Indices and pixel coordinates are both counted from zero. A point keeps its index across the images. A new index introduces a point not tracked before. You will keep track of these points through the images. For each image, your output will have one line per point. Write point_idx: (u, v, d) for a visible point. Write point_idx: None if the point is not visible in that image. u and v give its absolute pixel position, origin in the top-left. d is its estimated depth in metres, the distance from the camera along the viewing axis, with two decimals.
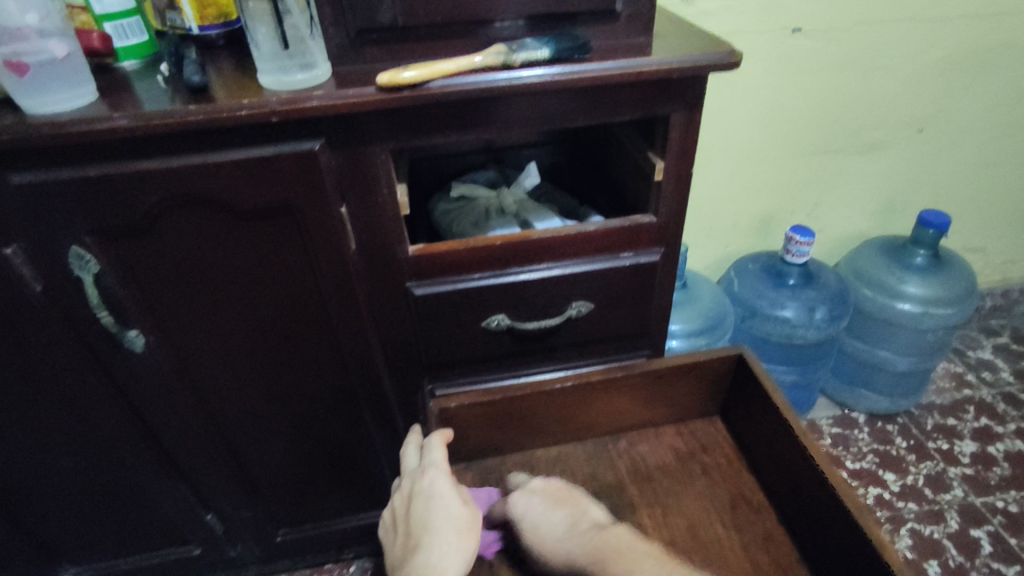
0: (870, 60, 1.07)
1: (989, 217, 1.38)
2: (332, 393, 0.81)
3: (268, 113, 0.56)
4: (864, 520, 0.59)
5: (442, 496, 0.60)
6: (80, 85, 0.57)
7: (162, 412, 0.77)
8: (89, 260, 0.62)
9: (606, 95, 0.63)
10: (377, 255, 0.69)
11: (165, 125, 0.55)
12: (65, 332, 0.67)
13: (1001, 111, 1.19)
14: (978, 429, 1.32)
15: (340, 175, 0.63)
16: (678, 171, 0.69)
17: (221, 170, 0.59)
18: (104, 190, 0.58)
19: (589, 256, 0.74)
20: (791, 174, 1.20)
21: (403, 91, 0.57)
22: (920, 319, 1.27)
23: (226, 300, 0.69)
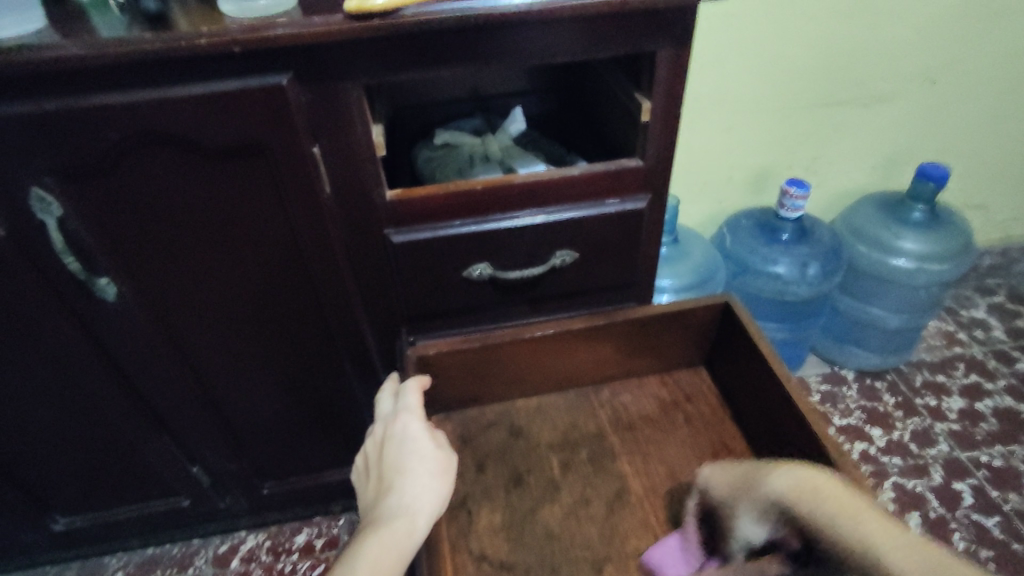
0: (875, 2, 1.02)
1: (991, 172, 1.34)
2: (314, 344, 0.80)
3: (230, 42, 0.53)
4: (844, 466, 0.59)
5: (415, 439, 0.60)
6: (28, 12, 0.54)
7: (141, 363, 0.76)
8: (51, 203, 0.60)
9: (590, 28, 0.59)
10: (353, 200, 0.67)
11: (120, 55, 0.52)
12: (32, 278, 0.65)
13: (1009, 59, 1.15)
14: (967, 385, 1.33)
15: (311, 112, 0.60)
16: (667, 111, 0.66)
17: (183, 106, 0.56)
18: (61, 127, 0.55)
19: (572, 202, 0.72)
20: (789, 125, 1.17)
21: (374, 19, 0.54)
22: (913, 276, 1.25)
23: (197, 246, 0.67)
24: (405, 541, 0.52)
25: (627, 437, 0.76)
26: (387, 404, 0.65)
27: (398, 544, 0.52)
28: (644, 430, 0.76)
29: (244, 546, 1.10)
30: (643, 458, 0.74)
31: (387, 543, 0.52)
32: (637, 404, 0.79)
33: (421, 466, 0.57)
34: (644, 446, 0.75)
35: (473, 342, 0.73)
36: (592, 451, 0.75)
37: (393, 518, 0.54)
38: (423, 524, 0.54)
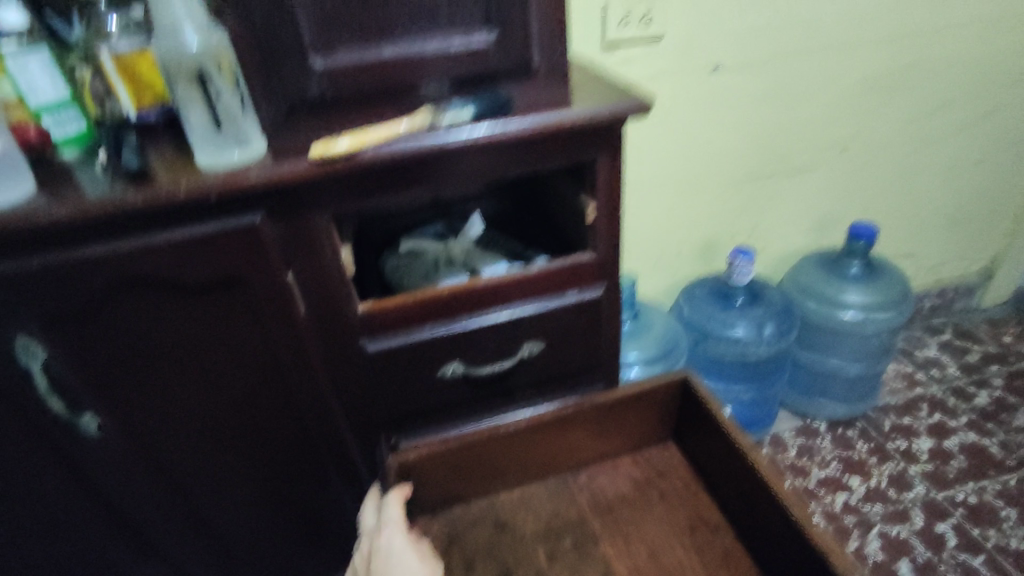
0: (786, 89, 1.15)
1: (916, 223, 1.46)
2: (296, 457, 0.81)
3: (207, 192, 0.58)
4: (810, 530, 0.63)
5: (400, 553, 0.61)
6: (18, 179, 0.59)
7: (121, 496, 0.76)
8: (36, 349, 0.62)
9: (533, 148, 0.67)
10: (328, 316, 0.71)
11: (106, 212, 0.57)
12: (12, 423, 0.66)
13: (911, 126, 1.29)
14: (933, 425, 1.38)
15: (284, 243, 0.65)
16: (609, 210, 0.73)
17: (164, 250, 0.60)
18: (50, 280, 0.59)
19: (534, 297, 0.77)
20: (728, 199, 1.27)
21: (337, 162, 0.59)
22: (862, 325, 1.34)
23: (179, 374, 0.69)
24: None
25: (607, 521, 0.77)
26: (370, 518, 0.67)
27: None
28: (622, 510, 0.79)
29: None
30: (625, 538, 0.76)
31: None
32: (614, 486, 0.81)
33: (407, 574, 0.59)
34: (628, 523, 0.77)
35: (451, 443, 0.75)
36: (576, 537, 0.76)
37: None
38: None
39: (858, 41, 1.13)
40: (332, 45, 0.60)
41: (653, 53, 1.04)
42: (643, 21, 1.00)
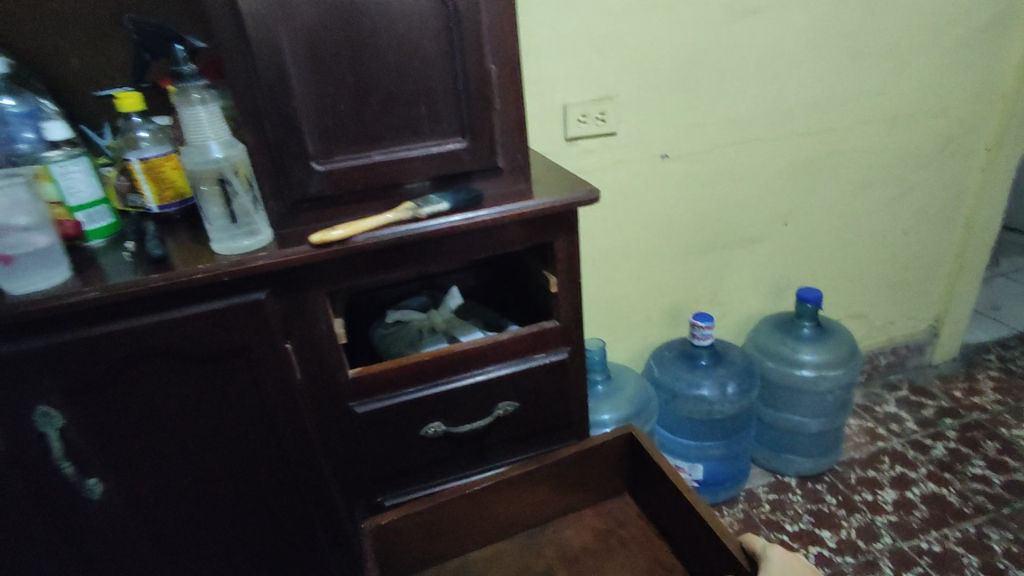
0: (729, 173, 1.31)
1: (861, 287, 1.60)
2: (285, 520, 0.86)
3: (221, 274, 0.68)
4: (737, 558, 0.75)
5: None
6: (57, 267, 0.68)
7: (117, 560, 0.80)
8: (54, 415, 0.69)
9: (501, 232, 0.78)
10: (320, 381, 0.79)
11: (130, 292, 0.66)
12: (22, 488, 0.71)
13: (844, 202, 1.45)
14: (895, 477, 1.45)
15: (284, 317, 0.74)
16: (570, 282, 0.84)
17: (178, 324, 0.69)
18: (74, 352, 0.67)
19: (506, 360, 0.86)
20: (687, 269, 1.40)
21: (333, 246, 0.70)
22: (817, 382, 1.44)
23: (181, 439, 0.76)
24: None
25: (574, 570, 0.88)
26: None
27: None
28: (587, 560, 0.89)
29: None
30: None
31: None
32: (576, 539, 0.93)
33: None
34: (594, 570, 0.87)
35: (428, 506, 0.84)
36: None
37: None
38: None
39: (787, 131, 1.31)
40: (330, 153, 0.72)
41: (609, 144, 1.20)
42: (598, 118, 1.16)
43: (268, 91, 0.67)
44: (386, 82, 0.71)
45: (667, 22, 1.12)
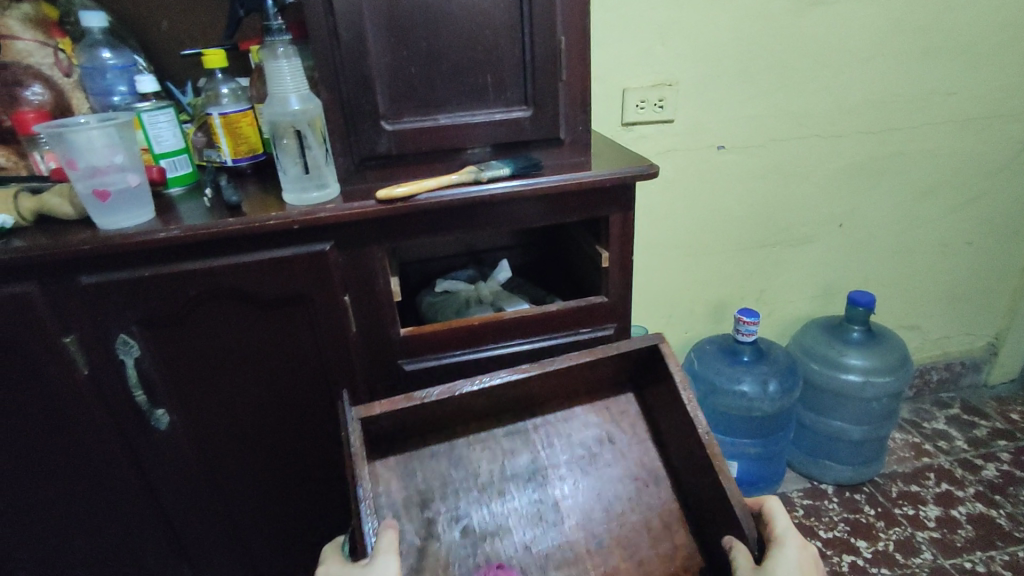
0: (786, 168, 1.29)
1: (918, 297, 1.55)
2: (330, 468, 0.89)
3: (291, 222, 0.71)
4: None
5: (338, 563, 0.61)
6: (144, 207, 0.73)
7: (176, 490, 0.85)
8: (132, 346, 0.74)
9: (558, 201, 0.80)
10: (373, 336, 0.82)
11: (207, 234, 0.70)
12: (98, 411, 0.77)
13: (905, 206, 1.40)
14: (940, 494, 1.40)
15: (345, 269, 0.77)
16: (621, 258, 0.85)
17: (248, 268, 0.73)
18: (154, 286, 0.72)
19: (552, 332, 0.88)
20: (735, 265, 1.38)
21: (395, 204, 0.73)
22: (863, 389, 1.40)
23: (240, 379, 0.80)
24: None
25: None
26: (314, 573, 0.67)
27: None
28: None
29: None
30: None
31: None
32: (596, 543, 0.70)
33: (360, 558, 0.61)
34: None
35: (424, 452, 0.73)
36: None
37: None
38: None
39: (850, 129, 1.28)
40: (399, 114, 0.75)
41: (665, 132, 1.20)
42: (656, 105, 1.16)
43: (346, 50, 0.70)
44: (457, 48, 0.74)
45: (733, 11, 1.11)
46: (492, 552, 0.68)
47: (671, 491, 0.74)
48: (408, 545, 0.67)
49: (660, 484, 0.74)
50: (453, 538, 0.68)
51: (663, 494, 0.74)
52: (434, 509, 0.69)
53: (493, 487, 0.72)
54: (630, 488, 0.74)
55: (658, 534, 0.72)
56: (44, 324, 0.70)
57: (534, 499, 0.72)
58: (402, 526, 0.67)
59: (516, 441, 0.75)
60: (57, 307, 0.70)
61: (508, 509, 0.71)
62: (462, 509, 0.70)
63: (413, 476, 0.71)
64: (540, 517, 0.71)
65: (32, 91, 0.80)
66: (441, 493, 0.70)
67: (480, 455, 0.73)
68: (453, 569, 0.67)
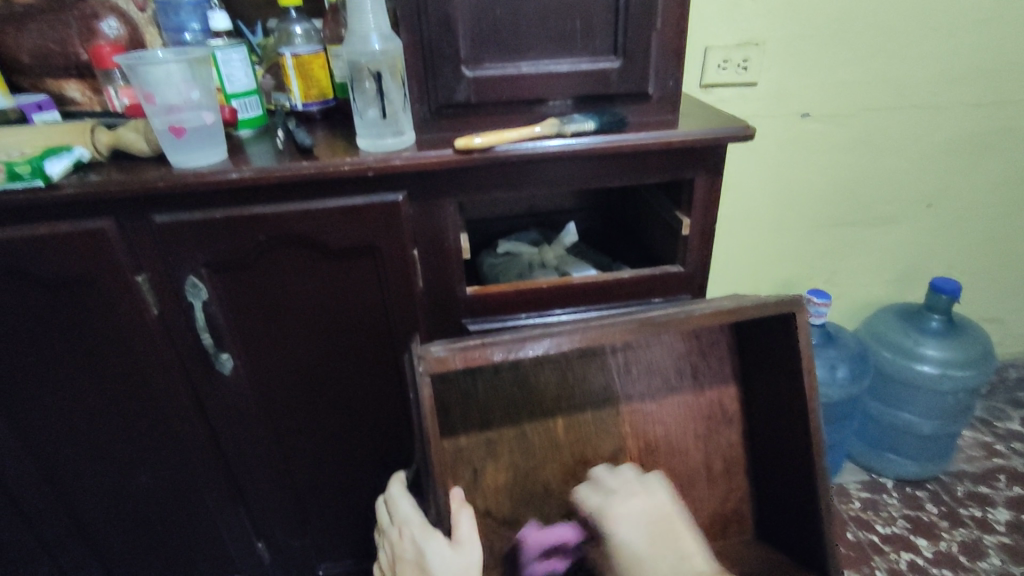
0: (875, 141, 1.19)
1: (1004, 288, 1.44)
2: (387, 424, 0.89)
3: (365, 168, 0.68)
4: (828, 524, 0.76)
5: (406, 516, 0.60)
6: (217, 147, 0.71)
7: (238, 435, 0.86)
8: (201, 289, 0.73)
9: (640, 160, 0.74)
10: (439, 294, 0.79)
11: (280, 177, 0.68)
12: (166, 352, 0.77)
13: (1004, 188, 1.29)
14: (1012, 497, 1.31)
15: (416, 222, 0.74)
16: (702, 226, 0.80)
17: (319, 215, 0.71)
18: (225, 228, 0.70)
19: (623, 301, 0.83)
20: (808, 243, 1.30)
21: (474, 153, 0.69)
22: (940, 381, 1.31)
23: (302, 327, 0.79)
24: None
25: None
26: (386, 514, 0.62)
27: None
28: None
29: None
30: None
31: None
32: None
33: (439, 521, 0.58)
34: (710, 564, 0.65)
35: (496, 396, 0.69)
36: None
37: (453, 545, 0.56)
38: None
39: (953, 100, 1.17)
40: (480, 59, 0.71)
41: (746, 95, 1.11)
42: (740, 66, 1.08)
43: None
44: None
45: None
46: (552, 481, 0.71)
47: (739, 433, 0.74)
48: (472, 472, 0.69)
49: (730, 428, 0.74)
50: (516, 465, 0.70)
51: (732, 438, 0.74)
52: (499, 442, 0.69)
53: (557, 425, 0.71)
54: (697, 430, 0.74)
55: (716, 476, 0.74)
56: (119, 262, 0.70)
57: (598, 437, 0.72)
58: (467, 455, 0.68)
59: (589, 389, 0.71)
60: (131, 245, 0.70)
61: (571, 445, 0.71)
62: (526, 442, 0.70)
63: (481, 415, 0.68)
64: (602, 454, 0.72)
65: (107, 23, 0.78)
66: (506, 429, 0.69)
67: (549, 399, 0.70)
68: (515, 493, 0.70)
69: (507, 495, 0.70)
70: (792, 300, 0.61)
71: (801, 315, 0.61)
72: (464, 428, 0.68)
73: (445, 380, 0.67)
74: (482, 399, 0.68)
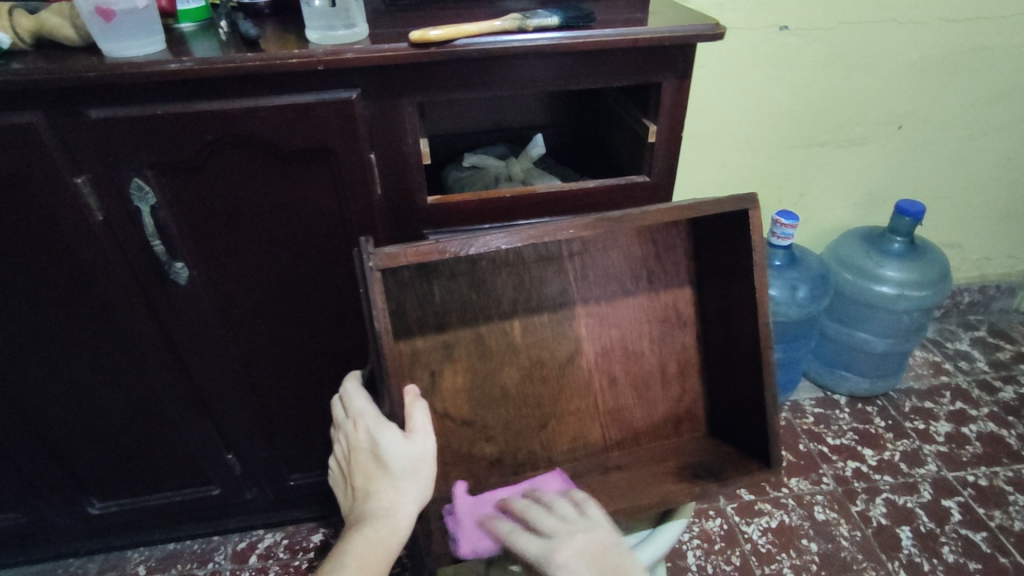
0: (851, 57, 1.16)
1: (966, 214, 1.47)
2: (350, 335, 0.89)
3: (315, 62, 0.64)
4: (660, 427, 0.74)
5: (361, 409, 0.60)
6: (152, 34, 0.66)
7: (197, 346, 0.85)
8: (148, 193, 0.70)
9: (607, 60, 0.71)
10: (400, 202, 0.77)
11: (223, 69, 0.63)
12: (115, 259, 0.75)
13: (975, 110, 1.28)
14: (953, 411, 1.39)
15: (373, 124, 0.71)
16: (669, 133, 0.78)
17: (269, 112, 0.67)
18: (167, 125, 0.66)
19: (587, 211, 0.82)
20: (778, 164, 1.29)
21: (431, 47, 0.65)
22: (895, 301, 1.36)
23: (257, 234, 0.77)
24: (389, 539, 0.54)
25: (605, 424, 0.76)
26: (340, 409, 0.62)
27: (386, 542, 0.54)
28: None
29: (262, 544, 1.14)
30: None
31: (373, 541, 0.54)
32: (608, 381, 0.75)
33: (394, 415, 0.59)
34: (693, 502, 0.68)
35: (452, 301, 0.68)
36: None
37: (411, 437, 0.58)
38: (429, 461, 0.58)
39: (932, 15, 1.14)
40: None
41: (723, 4, 1.06)
42: None
43: None
44: None
45: None
46: (510, 384, 0.72)
47: (693, 335, 0.77)
48: (431, 375, 0.69)
49: (685, 332, 0.76)
50: (475, 369, 0.71)
51: (687, 341, 0.77)
52: (458, 345, 0.70)
53: (515, 330, 0.71)
54: (653, 334, 0.75)
55: (670, 378, 0.77)
56: (55, 162, 0.66)
57: (557, 340, 0.73)
58: (424, 358, 0.69)
59: (545, 293, 0.71)
60: (66, 143, 0.66)
61: (528, 348, 0.72)
62: (483, 346, 0.70)
63: (438, 319, 0.68)
64: (559, 356, 0.73)
65: None
66: (464, 333, 0.70)
67: (507, 304, 0.70)
68: (474, 397, 0.72)
69: (465, 396, 0.71)
70: (745, 198, 0.61)
71: (753, 213, 0.62)
72: (420, 331, 0.68)
73: (400, 284, 0.66)
74: (439, 304, 0.68)
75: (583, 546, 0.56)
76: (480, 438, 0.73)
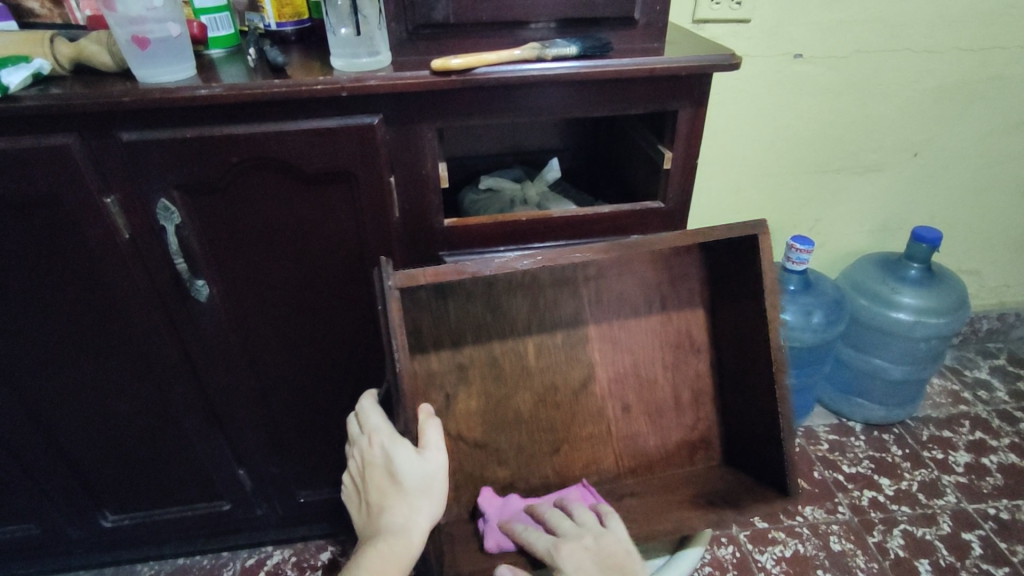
0: (866, 85, 1.17)
1: (984, 241, 1.45)
2: (365, 353, 0.89)
3: (339, 88, 0.66)
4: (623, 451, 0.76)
5: (375, 425, 0.60)
6: (184, 62, 0.68)
7: (215, 362, 0.86)
8: (173, 212, 0.72)
9: (623, 88, 0.72)
10: (417, 224, 0.78)
11: (253, 95, 0.65)
12: (138, 275, 0.76)
13: (991, 138, 1.28)
14: (972, 441, 1.36)
15: (393, 148, 0.72)
16: (684, 160, 0.79)
17: (292, 137, 0.69)
18: (197, 147, 0.68)
19: (601, 235, 0.83)
20: (792, 188, 1.29)
21: (452, 76, 0.67)
22: (912, 328, 1.34)
23: (278, 254, 0.78)
24: (403, 555, 0.56)
25: (621, 449, 0.76)
26: (354, 425, 0.62)
27: (398, 557, 0.55)
28: None
29: (271, 560, 1.14)
30: None
31: (388, 558, 0.55)
32: (623, 405, 0.75)
33: (407, 431, 0.59)
34: (711, 527, 0.67)
35: (468, 323, 0.69)
36: None
37: (423, 455, 0.58)
38: (441, 478, 0.58)
39: (946, 45, 1.14)
40: None
41: (737, 32, 1.07)
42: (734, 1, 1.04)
43: None
44: None
45: None
46: (525, 407, 0.73)
47: (710, 361, 0.77)
48: (447, 397, 0.70)
49: (701, 358, 0.76)
50: (491, 391, 0.71)
51: (702, 367, 0.77)
52: (474, 366, 0.70)
53: (531, 353, 0.72)
54: (669, 358, 0.75)
55: (685, 404, 0.77)
56: (86, 180, 0.68)
57: (572, 364, 0.73)
58: (438, 380, 0.69)
59: (561, 316, 0.72)
60: (97, 161, 0.68)
61: (545, 371, 0.72)
62: (501, 368, 0.71)
63: (456, 340, 0.69)
64: (575, 378, 0.73)
65: None
66: (481, 355, 0.70)
67: (524, 327, 0.71)
68: (489, 418, 0.72)
69: (482, 418, 0.72)
70: (756, 223, 0.62)
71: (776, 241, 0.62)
72: (437, 353, 0.69)
73: (423, 306, 0.67)
74: (460, 326, 0.69)
75: (590, 553, 0.61)
76: (495, 461, 0.73)
